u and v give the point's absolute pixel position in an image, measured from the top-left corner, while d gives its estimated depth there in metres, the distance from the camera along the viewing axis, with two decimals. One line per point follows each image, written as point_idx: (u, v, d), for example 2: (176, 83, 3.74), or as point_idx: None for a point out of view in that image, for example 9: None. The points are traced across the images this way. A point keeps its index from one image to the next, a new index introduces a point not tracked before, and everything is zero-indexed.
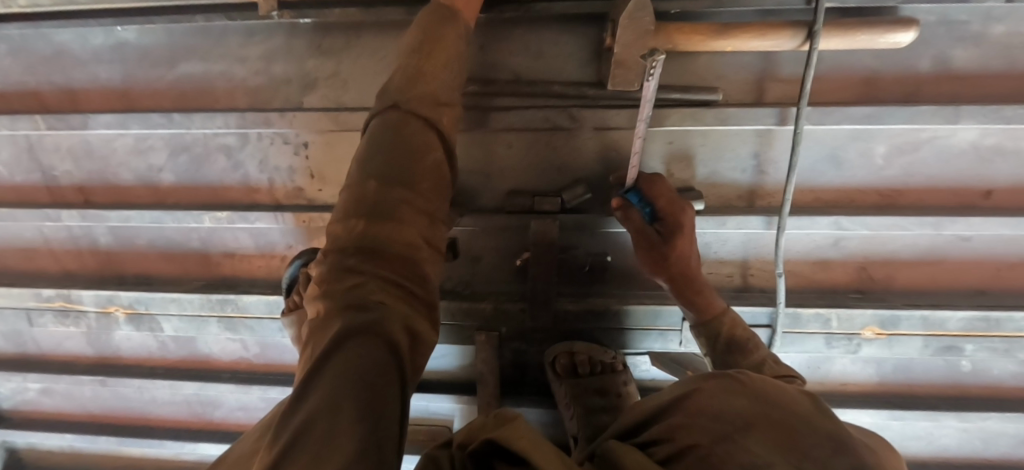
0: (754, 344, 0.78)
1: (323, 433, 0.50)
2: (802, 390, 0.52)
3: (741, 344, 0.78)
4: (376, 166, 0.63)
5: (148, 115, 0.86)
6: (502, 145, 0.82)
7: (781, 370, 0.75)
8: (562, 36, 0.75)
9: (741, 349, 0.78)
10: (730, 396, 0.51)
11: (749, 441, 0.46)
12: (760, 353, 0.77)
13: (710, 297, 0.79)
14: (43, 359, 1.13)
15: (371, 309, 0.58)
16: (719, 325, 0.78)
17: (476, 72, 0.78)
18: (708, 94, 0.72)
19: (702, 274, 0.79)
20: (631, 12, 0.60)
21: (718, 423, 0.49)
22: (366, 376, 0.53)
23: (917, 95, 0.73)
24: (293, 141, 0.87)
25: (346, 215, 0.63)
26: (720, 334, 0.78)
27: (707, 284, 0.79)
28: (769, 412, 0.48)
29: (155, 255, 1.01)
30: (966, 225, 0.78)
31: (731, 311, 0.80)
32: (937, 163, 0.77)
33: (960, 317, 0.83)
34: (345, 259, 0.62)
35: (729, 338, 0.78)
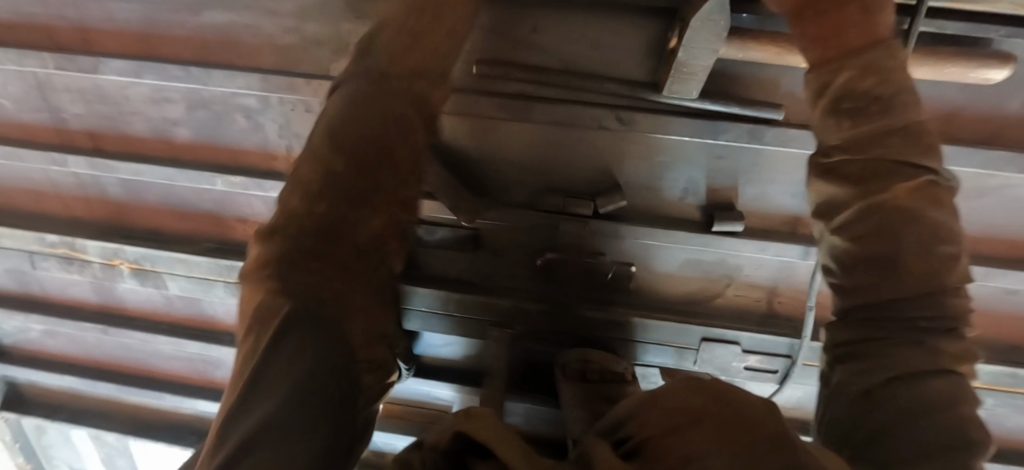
0: (924, 188, 0.48)
1: (290, 360, 0.54)
2: (970, 427, 0.42)
3: (882, 115, 0.50)
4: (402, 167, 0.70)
5: (164, 65, 0.81)
6: (541, 139, 0.77)
7: (947, 401, 0.44)
8: (625, 28, 0.69)
9: (872, 143, 0.50)
10: (711, 397, 0.44)
11: (700, 435, 0.41)
12: (895, 255, 0.47)
13: (852, 17, 0.52)
14: (45, 301, 1.10)
15: (279, 348, 0.55)
16: (843, 141, 0.51)
17: (526, 56, 0.72)
18: (772, 112, 0.69)
19: (825, 23, 0.53)
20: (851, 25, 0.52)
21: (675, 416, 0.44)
22: (304, 408, 0.53)
23: (993, 138, 0.70)
24: (317, 109, 0.82)
25: (377, 217, 0.69)
26: (864, 102, 0.50)
27: (888, 33, 0.52)
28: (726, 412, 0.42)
29: (166, 212, 0.96)
30: (1016, 279, 0.77)
31: (906, 68, 0.51)
32: (1000, 212, 0.74)
33: (988, 370, 0.83)
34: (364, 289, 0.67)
35: (870, 103, 0.50)
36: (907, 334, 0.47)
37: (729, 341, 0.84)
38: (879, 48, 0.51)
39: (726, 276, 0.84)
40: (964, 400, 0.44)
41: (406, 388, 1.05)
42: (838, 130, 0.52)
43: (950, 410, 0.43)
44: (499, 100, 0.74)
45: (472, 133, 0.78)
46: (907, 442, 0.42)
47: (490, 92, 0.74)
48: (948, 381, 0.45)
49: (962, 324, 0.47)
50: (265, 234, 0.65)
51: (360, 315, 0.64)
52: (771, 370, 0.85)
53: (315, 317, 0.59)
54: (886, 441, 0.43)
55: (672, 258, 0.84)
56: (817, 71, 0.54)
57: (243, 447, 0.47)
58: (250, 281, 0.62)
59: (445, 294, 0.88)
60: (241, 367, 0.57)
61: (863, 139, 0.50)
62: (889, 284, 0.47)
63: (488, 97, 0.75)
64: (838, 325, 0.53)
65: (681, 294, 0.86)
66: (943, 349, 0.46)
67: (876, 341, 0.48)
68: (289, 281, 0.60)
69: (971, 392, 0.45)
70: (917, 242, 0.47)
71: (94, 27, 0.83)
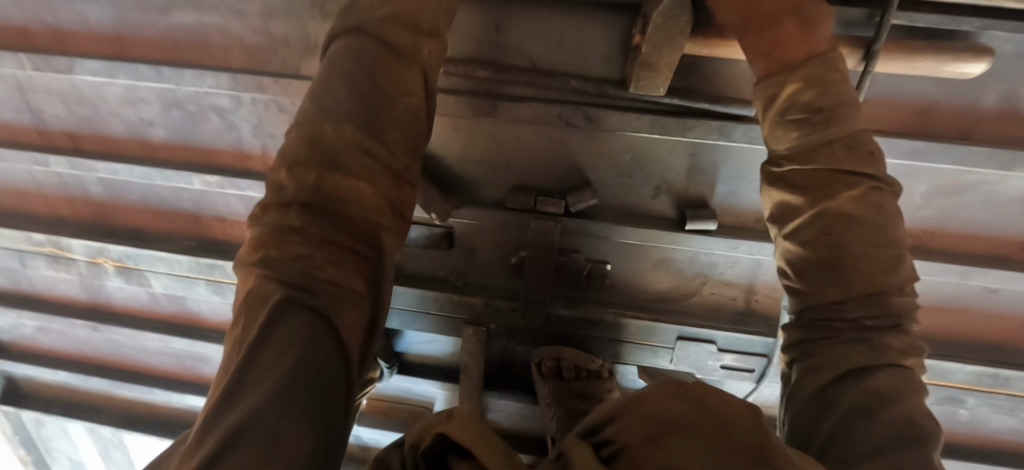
0: (865, 194, 0.55)
1: (278, 352, 0.48)
2: (917, 409, 0.48)
3: (826, 127, 0.55)
4: (400, 128, 0.59)
5: (136, 66, 0.82)
6: (511, 137, 0.77)
7: (897, 392, 0.49)
8: (590, 24, 0.68)
9: (816, 155, 0.55)
10: (694, 405, 0.45)
11: (679, 446, 0.42)
12: (839, 259, 0.54)
13: (794, 35, 0.55)
14: (37, 297, 1.12)
15: (266, 338, 0.49)
16: (791, 151, 0.56)
17: (492, 54, 0.71)
18: (740, 108, 0.68)
19: (772, 38, 0.55)
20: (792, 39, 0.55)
21: (653, 424, 0.45)
22: (292, 401, 0.46)
23: (970, 133, 0.68)
24: (288, 109, 0.82)
25: (373, 189, 0.57)
26: (808, 115, 0.55)
27: (829, 45, 0.56)
28: (703, 421, 0.43)
29: (147, 211, 0.97)
30: (997, 278, 0.75)
31: (845, 79, 0.56)
32: (979, 210, 0.72)
33: (968, 370, 0.81)
34: (354, 279, 0.55)
35: (815, 116, 0.55)
36: (853, 333, 0.54)
37: (705, 340, 0.83)
38: (821, 62, 0.55)
39: (700, 274, 0.83)
40: (911, 390, 0.50)
41: (387, 384, 1.06)
42: (785, 140, 0.57)
43: (898, 398, 0.49)
44: (464, 98, 0.73)
45: (442, 131, 0.78)
46: (863, 430, 0.48)
47: (458, 90, 0.74)
48: (894, 373, 0.51)
49: (905, 319, 0.54)
50: (257, 212, 0.58)
51: (353, 304, 0.54)
52: (747, 369, 0.85)
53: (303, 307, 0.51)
54: (844, 430, 0.49)
55: (647, 257, 0.83)
56: (764, 83, 0.57)
57: (225, 445, 0.42)
58: (241, 265, 0.55)
59: (420, 292, 0.88)
60: (229, 357, 0.51)
61: (811, 151, 0.55)
62: (837, 285, 0.54)
63: (456, 95, 0.74)
64: (794, 325, 0.58)
65: (656, 292, 0.85)
66: (891, 344, 0.53)
67: (827, 343, 0.55)
68: (278, 266, 0.53)
69: (920, 385, 0.51)
70: (860, 245, 0.54)
71: (68, 28, 0.83)
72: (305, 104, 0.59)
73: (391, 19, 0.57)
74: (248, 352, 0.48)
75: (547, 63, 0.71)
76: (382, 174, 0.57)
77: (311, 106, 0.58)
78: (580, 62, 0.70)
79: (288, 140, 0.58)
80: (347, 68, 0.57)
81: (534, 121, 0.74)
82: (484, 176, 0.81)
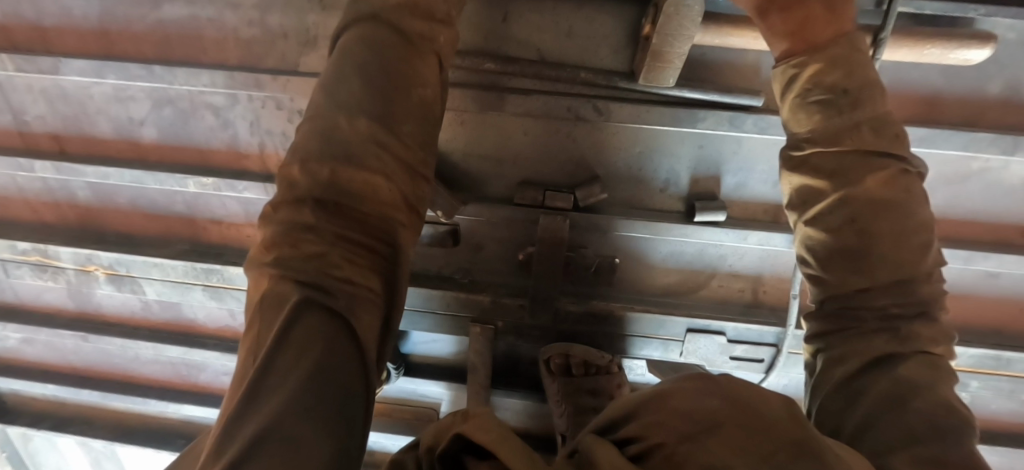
0: (893, 176, 0.55)
1: (297, 353, 0.47)
2: (949, 399, 0.48)
3: (851, 110, 0.55)
4: (416, 124, 0.57)
5: (125, 64, 0.79)
6: (518, 131, 0.75)
7: (926, 381, 0.50)
8: (599, 15, 0.68)
9: (840, 137, 0.55)
10: (732, 404, 0.44)
11: (722, 445, 0.41)
12: (867, 242, 0.54)
13: (815, 16, 0.56)
14: (21, 308, 1.07)
15: (282, 340, 0.47)
16: (813, 133, 0.56)
17: (498, 47, 0.70)
18: (750, 99, 0.67)
19: (791, 17, 0.56)
20: (812, 19, 0.56)
21: (688, 421, 0.44)
22: (312, 405, 0.45)
23: (976, 120, 0.68)
24: (287, 106, 0.80)
25: (388, 186, 0.55)
26: (831, 96, 0.55)
27: (850, 26, 0.57)
28: (742, 416, 0.43)
29: (138, 215, 0.94)
30: (999, 262, 0.76)
31: (868, 59, 0.56)
32: (982, 195, 0.73)
33: (972, 354, 0.82)
34: (369, 280, 0.54)
35: (838, 97, 0.55)
36: (879, 321, 0.54)
37: (714, 331, 0.83)
38: (843, 42, 0.56)
39: (709, 266, 0.83)
40: (940, 380, 0.50)
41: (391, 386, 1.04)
42: (808, 123, 0.57)
43: (929, 390, 0.49)
44: (470, 92, 0.72)
45: (446, 126, 0.76)
46: (895, 421, 0.48)
47: (462, 84, 0.72)
48: (921, 362, 0.51)
49: (932, 307, 0.54)
50: (268, 209, 0.56)
51: (368, 306, 0.53)
52: (757, 360, 0.85)
53: (321, 308, 0.49)
54: (875, 423, 0.49)
55: (656, 250, 0.83)
56: (785, 65, 0.58)
57: (247, 452, 0.41)
58: (253, 266, 0.53)
59: (426, 291, 0.87)
60: (244, 364, 0.49)
61: (835, 133, 0.55)
62: (863, 271, 0.54)
63: (461, 89, 0.72)
64: (817, 317, 0.59)
65: (665, 285, 0.85)
66: (917, 332, 0.53)
67: (852, 333, 0.55)
68: (290, 265, 0.51)
69: (949, 374, 0.51)
70: (887, 228, 0.54)
71: (53, 24, 0.80)
72: (316, 97, 0.57)
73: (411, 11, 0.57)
74: (263, 356, 0.47)
75: (555, 55, 0.70)
76: (397, 172, 0.56)
77: (324, 101, 0.57)
78: (588, 53, 0.69)
79: (299, 136, 0.56)
80: (365, 61, 0.56)
81: (547, 114, 0.73)
82: (490, 173, 0.79)
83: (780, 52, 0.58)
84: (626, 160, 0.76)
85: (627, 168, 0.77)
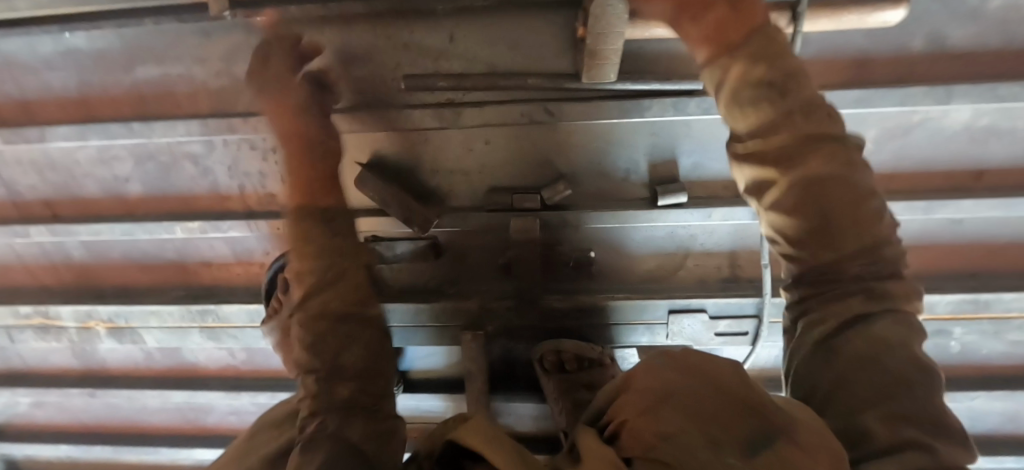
0: (834, 148, 0.57)
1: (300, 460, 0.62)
2: (913, 352, 0.53)
3: (783, 99, 0.57)
4: (336, 243, 0.74)
5: (106, 125, 0.84)
6: (479, 142, 0.79)
7: (897, 339, 0.54)
8: (539, 24, 0.71)
9: (779, 128, 0.57)
10: (689, 375, 0.48)
11: (676, 412, 0.45)
12: (825, 221, 0.56)
13: (722, 15, 0.58)
14: (30, 373, 1.11)
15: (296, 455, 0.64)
16: (752, 129, 0.58)
17: (447, 66, 0.75)
18: (692, 83, 0.71)
19: (704, 19, 0.58)
20: (720, 17, 0.58)
21: (648, 394, 0.48)
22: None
23: (908, 76, 0.72)
24: (260, 146, 0.84)
25: (332, 293, 0.73)
26: (762, 90, 0.57)
27: (761, 17, 0.58)
28: (695, 385, 0.47)
29: (132, 267, 0.97)
30: (957, 208, 0.78)
31: (785, 47, 0.58)
32: (929, 145, 0.76)
33: (948, 301, 0.84)
34: (358, 362, 0.72)
35: (768, 90, 0.57)
36: (853, 283, 0.57)
37: (696, 309, 0.85)
38: (757, 35, 0.58)
39: (682, 247, 0.86)
40: (911, 334, 0.54)
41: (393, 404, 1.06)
42: (747, 119, 0.58)
43: (894, 344, 0.53)
44: (428, 110, 0.77)
45: (411, 146, 0.80)
46: (864, 379, 0.53)
47: (420, 104, 0.77)
48: (892, 320, 0.55)
49: (899, 265, 0.57)
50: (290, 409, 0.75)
51: (359, 388, 0.72)
52: (742, 332, 0.87)
53: (332, 410, 0.69)
54: (841, 378, 0.54)
55: (630, 238, 0.86)
56: (711, 67, 0.60)
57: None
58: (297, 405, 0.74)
59: (415, 306, 0.89)
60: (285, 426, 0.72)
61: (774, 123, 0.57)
62: (828, 245, 0.57)
63: (420, 109, 0.77)
64: (793, 283, 0.61)
65: (642, 272, 0.88)
66: (890, 289, 0.56)
67: (828, 297, 0.57)
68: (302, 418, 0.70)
69: (918, 326, 0.55)
70: (837, 200, 0.56)
71: (35, 97, 0.85)
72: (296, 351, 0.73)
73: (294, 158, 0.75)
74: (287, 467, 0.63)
75: (503, 67, 0.74)
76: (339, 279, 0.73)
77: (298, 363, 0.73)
78: (534, 60, 0.73)
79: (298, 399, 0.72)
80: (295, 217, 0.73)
81: (503, 121, 0.77)
82: (460, 185, 0.83)
83: (703, 52, 0.60)
84: (586, 157, 0.79)
85: (589, 164, 0.80)
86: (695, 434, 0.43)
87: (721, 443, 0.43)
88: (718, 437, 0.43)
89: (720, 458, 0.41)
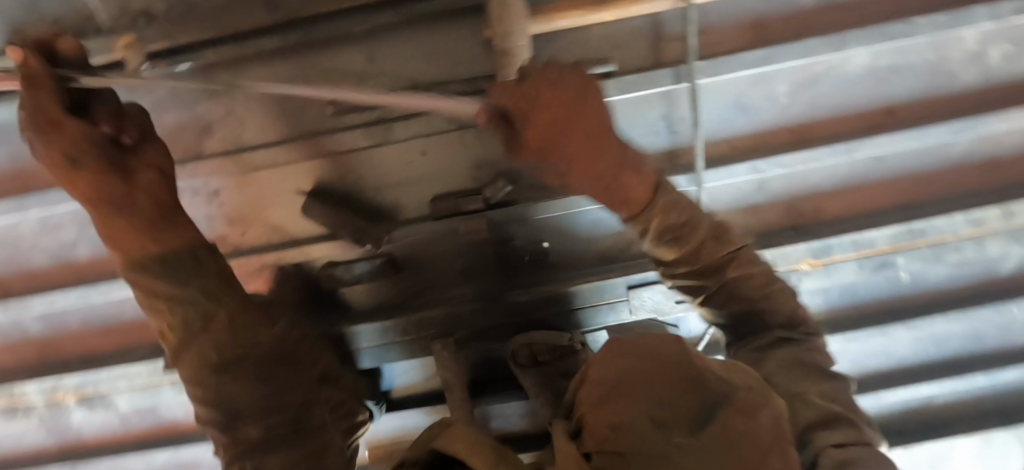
0: (736, 256, 0.76)
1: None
2: (824, 363, 0.73)
3: (693, 236, 0.76)
4: (192, 292, 0.71)
5: (43, 194, 0.83)
6: (415, 154, 0.81)
7: (812, 353, 0.73)
8: (450, 32, 0.73)
9: (698, 256, 0.76)
10: (632, 361, 0.48)
11: (624, 400, 0.46)
12: (744, 305, 0.77)
13: (626, 184, 0.73)
14: (7, 458, 1.08)
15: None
16: (678, 258, 0.77)
17: (370, 84, 0.76)
18: (604, 66, 0.75)
19: (611, 191, 0.74)
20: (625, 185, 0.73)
21: (598, 387, 0.48)
22: None
23: (803, 29, 0.76)
24: (203, 190, 0.85)
25: (203, 346, 0.71)
26: (675, 232, 0.75)
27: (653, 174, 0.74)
28: (639, 369, 0.47)
29: (94, 333, 0.96)
30: (876, 146, 0.82)
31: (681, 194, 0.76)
32: (837, 91, 0.80)
33: (886, 235, 0.88)
34: (264, 386, 0.74)
35: (681, 231, 0.75)
36: (774, 322, 0.77)
37: (653, 281, 0.88)
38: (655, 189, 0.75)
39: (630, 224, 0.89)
40: (819, 350, 0.74)
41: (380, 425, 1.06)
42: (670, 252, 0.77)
43: (811, 358, 0.72)
44: (360, 130, 0.78)
45: (350, 168, 0.82)
46: (796, 374, 0.70)
47: (352, 126, 0.78)
48: (807, 344, 0.75)
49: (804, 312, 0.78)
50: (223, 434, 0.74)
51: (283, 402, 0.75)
52: None
53: (249, 453, 0.73)
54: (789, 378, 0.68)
55: (579, 224, 0.88)
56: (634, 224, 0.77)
57: None
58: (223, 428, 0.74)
59: (381, 323, 0.90)
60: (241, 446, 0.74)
61: (694, 255, 0.76)
62: (749, 316, 0.78)
63: (352, 130, 0.79)
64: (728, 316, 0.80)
65: (598, 253, 0.91)
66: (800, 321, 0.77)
67: (760, 328, 0.78)
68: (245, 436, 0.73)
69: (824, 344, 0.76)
70: (750, 294, 0.76)
71: None
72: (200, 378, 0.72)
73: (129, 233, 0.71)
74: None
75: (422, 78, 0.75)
76: (209, 325, 0.71)
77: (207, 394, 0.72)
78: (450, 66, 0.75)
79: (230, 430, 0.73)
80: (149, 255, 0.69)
81: (433, 129, 0.79)
82: (406, 198, 0.85)
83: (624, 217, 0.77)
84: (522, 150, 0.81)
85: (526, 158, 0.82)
86: (643, 419, 0.44)
87: (668, 425, 0.44)
88: (664, 418, 0.44)
89: (668, 440, 0.43)
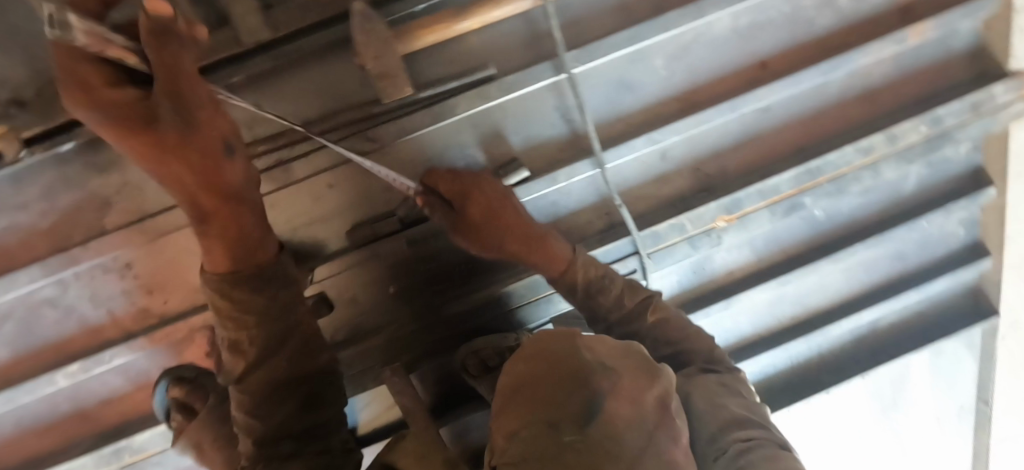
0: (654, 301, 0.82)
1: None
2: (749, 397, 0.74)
3: (615, 285, 0.82)
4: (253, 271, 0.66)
5: None
6: (322, 189, 0.82)
7: (736, 383, 0.74)
8: (329, 65, 0.75)
9: (622, 301, 0.81)
10: (529, 361, 0.48)
11: (519, 404, 0.46)
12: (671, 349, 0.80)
13: (547, 246, 0.80)
14: None
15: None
16: (604, 307, 0.82)
17: (262, 130, 0.77)
18: (484, 71, 0.77)
19: (534, 252, 0.80)
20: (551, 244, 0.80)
21: (502, 395, 0.48)
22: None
23: (662, 5, 0.81)
24: (114, 266, 0.83)
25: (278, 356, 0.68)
26: (597, 281, 0.82)
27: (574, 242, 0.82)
28: (534, 370, 0.47)
29: (29, 436, 0.92)
30: (757, 98, 0.87)
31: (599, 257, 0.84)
32: (710, 55, 0.85)
33: (788, 178, 0.93)
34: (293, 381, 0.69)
35: (602, 280, 0.82)
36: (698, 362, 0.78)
37: None
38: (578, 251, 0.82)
39: (550, 216, 0.90)
40: (741, 380, 0.76)
41: None
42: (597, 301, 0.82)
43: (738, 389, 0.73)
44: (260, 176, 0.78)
45: None
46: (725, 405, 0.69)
47: None
48: (731, 378, 0.75)
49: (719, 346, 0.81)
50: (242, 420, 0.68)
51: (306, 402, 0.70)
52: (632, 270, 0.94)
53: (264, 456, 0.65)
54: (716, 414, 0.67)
55: None
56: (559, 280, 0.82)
57: None
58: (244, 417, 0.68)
59: None
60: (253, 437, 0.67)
61: (617, 306, 0.82)
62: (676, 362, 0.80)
63: None
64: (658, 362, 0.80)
65: None
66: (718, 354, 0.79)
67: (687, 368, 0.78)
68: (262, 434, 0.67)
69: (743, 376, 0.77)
70: (675, 336, 0.80)
71: None
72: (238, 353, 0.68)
73: (197, 229, 0.63)
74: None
75: (310, 114, 0.76)
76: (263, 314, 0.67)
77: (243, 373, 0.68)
78: (336, 97, 0.76)
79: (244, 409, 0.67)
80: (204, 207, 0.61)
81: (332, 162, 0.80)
82: (322, 234, 0.84)
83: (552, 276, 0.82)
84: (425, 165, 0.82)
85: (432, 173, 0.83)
86: (536, 421, 0.44)
87: (559, 423, 0.43)
88: (556, 418, 0.44)
89: (557, 442, 0.42)
